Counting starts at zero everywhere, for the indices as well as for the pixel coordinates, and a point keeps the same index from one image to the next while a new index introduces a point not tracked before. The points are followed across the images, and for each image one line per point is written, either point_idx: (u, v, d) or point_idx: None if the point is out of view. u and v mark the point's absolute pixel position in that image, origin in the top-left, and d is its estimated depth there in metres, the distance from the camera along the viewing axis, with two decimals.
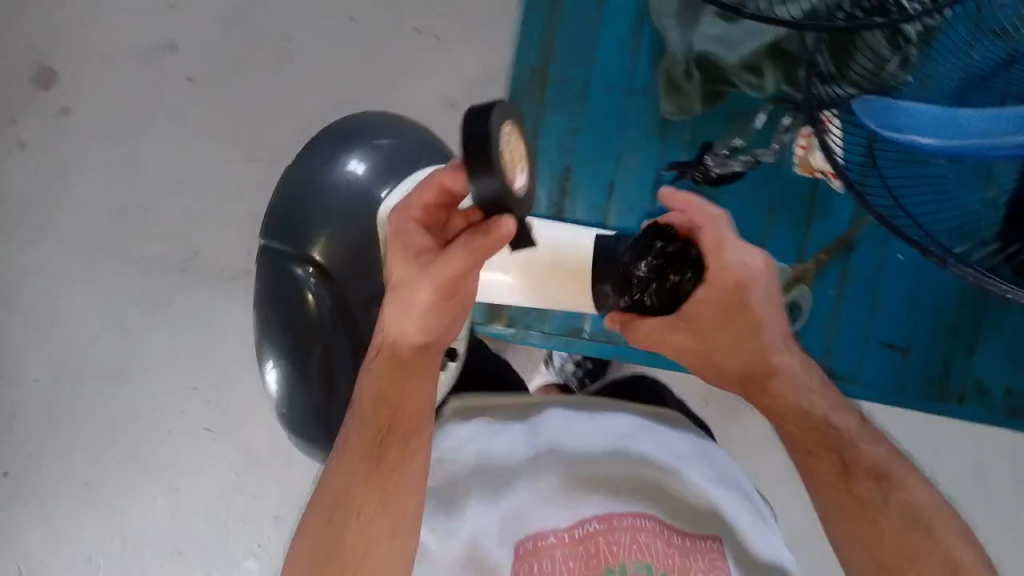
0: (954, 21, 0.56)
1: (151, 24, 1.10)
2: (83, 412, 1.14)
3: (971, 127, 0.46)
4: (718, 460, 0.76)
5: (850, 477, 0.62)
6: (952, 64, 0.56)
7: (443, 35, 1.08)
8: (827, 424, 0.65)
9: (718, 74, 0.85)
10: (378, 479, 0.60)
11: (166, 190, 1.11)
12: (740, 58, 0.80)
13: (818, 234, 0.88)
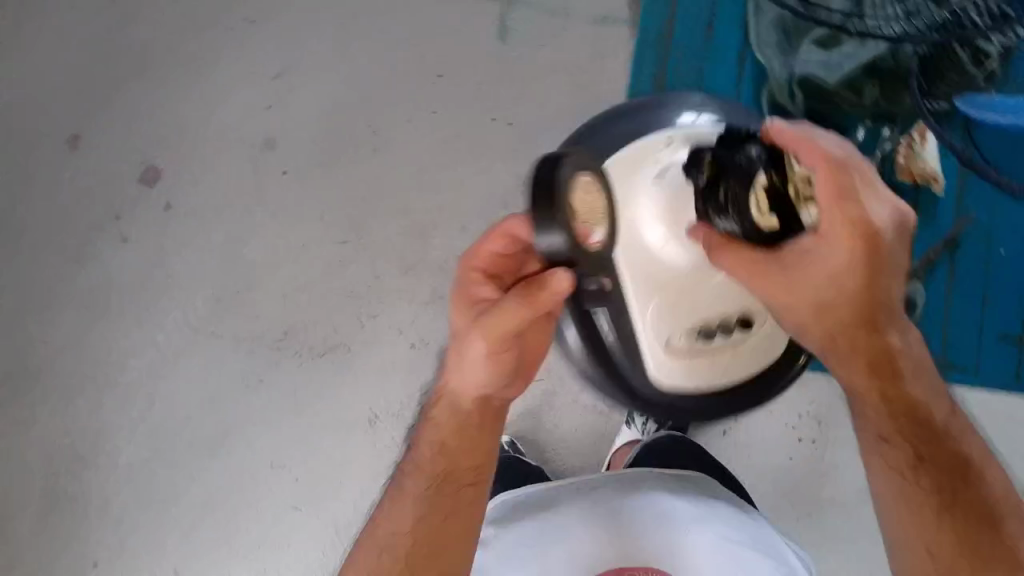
0: None
1: (250, 121, 1.20)
2: (174, 491, 1.16)
3: None
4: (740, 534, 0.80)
5: (932, 451, 0.69)
6: None
7: (519, 121, 1.18)
8: (925, 407, 0.71)
9: (817, 96, 1.05)
10: (446, 496, 0.71)
11: (261, 274, 1.18)
12: (838, 78, 1.02)
13: None
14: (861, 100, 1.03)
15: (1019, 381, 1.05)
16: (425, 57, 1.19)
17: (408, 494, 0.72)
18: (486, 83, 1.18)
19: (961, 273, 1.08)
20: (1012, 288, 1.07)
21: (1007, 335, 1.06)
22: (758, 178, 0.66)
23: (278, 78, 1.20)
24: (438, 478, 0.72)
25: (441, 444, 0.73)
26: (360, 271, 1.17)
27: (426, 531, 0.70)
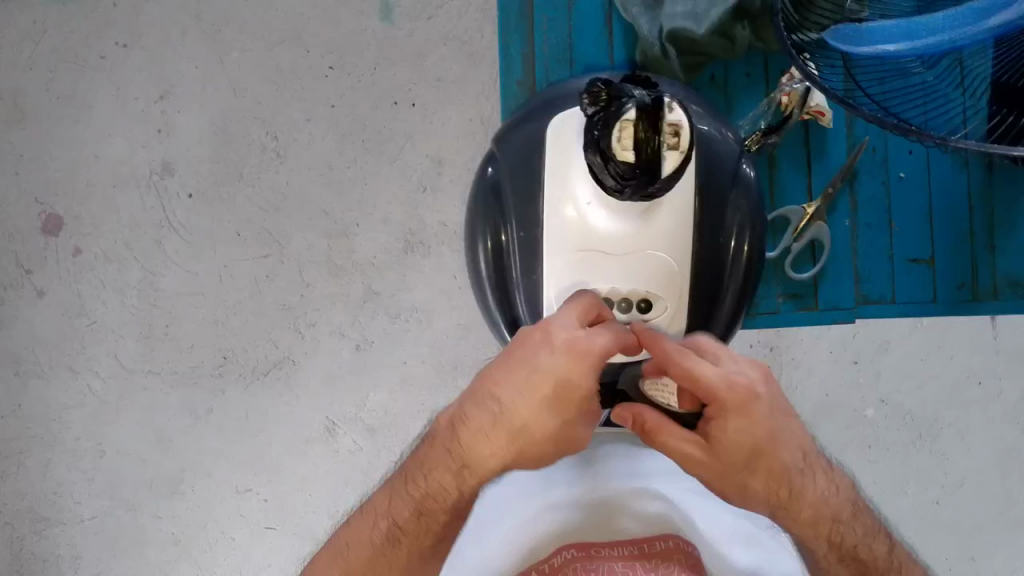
0: None
1: (142, 147, 1.15)
2: (144, 536, 1.14)
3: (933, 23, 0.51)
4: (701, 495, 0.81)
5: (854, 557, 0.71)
6: None
7: (420, 101, 1.14)
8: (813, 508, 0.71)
9: (689, 51, 0.95)
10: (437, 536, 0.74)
11: (187, 303, 1.15)
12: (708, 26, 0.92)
13: (798, 172, 1.02)
14: (734, 45, 0.94)
15: (934, 301, 1.02)
16: (312, 51, 1.15)
17: (411, 537, 0.73)
18: (379, 67, 1.15)
19: (865, 199, 1.03)
20: (914, 206, 1.03)
21: (915, 259, 1.03)
22: (625, 114, 0.60)
23: (163, 99, 1.15)
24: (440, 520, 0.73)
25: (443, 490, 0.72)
26: (288, 282, 1.14)
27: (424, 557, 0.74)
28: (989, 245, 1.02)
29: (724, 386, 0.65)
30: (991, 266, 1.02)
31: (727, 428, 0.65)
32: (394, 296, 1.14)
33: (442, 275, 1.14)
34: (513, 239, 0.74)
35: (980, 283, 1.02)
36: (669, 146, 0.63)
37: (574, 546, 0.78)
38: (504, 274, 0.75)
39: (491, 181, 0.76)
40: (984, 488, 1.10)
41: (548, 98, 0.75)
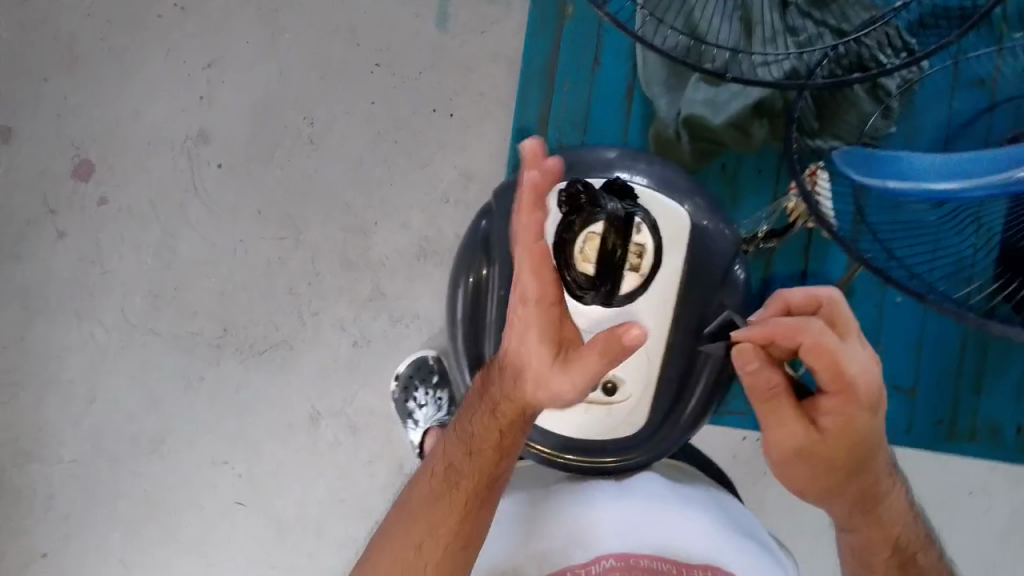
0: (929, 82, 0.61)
1: (183, 112, 1.17)
2: (118, 487, 1.17)
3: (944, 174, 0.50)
4: (726, 505, 0.75)
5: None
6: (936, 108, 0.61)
7: (460, 112, 1.14)
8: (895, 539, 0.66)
9: (703, 138, 0.92)
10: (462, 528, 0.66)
11: (200, 271, 1.16)
12: (723, 119, 0.89)
13: (791, 278, 0.98)
14: (749, 139, 0.91)
15: (906, 431, 1.01)
16: (362, 46, 1.15)
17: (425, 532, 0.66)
18: (425, 73, 1.15)
19: (853, 319, 1.01)
20: (903, 334, 1.01)
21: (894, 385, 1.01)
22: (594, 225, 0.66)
23: (210, 69, 1.16)
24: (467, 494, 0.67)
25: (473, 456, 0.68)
26: (299, 267, 1.16)
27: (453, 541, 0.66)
28: (972, 389, 1.00)
29: (857, 369, 0.57)
30: (970, 409, 1.01)
31: (851, 404, 0.59)
32: (400, 300, 1.15)
33: None
34: (496, 290, 0.75)
35: (955, 422, 1.01)
36: (631, 266, 0.72)
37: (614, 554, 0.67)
38: (480, 319, 0.76)
39: (480, 229, 0.77)
40: None
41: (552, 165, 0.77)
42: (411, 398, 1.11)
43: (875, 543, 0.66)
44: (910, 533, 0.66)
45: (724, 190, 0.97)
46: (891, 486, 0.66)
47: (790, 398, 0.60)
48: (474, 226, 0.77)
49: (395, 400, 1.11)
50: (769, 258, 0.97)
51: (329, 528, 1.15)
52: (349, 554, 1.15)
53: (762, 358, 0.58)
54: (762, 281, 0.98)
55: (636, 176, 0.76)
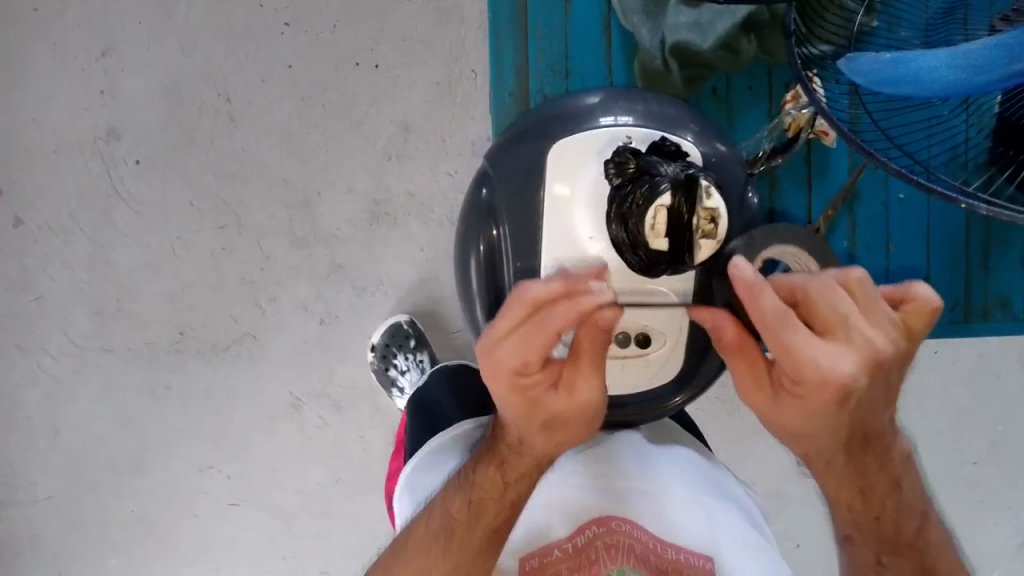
0: None
1: (84, 110, 1.07)
2: (105, 513, 1.11)
3: (959, 69, 0.47)
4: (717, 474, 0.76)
5: (895, 530, 0.61)
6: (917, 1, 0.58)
7: (384, 63, 1.08)
8: (891, 502, 0.60)
9: (694, 65, 0.90)
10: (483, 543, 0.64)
11: (142, 276, 1.09)
12: (713, 41, 0.86)
13: (798, 192, 0.98)
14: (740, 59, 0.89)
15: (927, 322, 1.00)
16: (266, 7, 1.07)
17: (458, 544, 0.63)
18: (340, 25, 1.08)
19: (862, 222, 1.00)
20: (911, 226, 0.99)
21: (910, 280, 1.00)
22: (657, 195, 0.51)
23: (105, 58, 1.07)
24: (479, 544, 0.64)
25: (479, 513, 0.64)
26: (247, 254, 1.10)
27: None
28: (984, 265, 0.99)
29: (821, 369, 0.47)
30: (984, 287, 0.99)
31: (812, 396, 0.49)
32: (360, 269, 1.11)
33: (409, 247, 1.11)
34: (508, 253, 0.73)
35: (971, 304, 1.00)
36: (703, 235, 0.51)
37: (597, 522, 0.70)
38: (498, 286, 0.74)
39: (485, 195, 0.75)
40: (929, 448, 1.15)
41: (541, 120, 0.73)
42: (391, 365, 1.08)
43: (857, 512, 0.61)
44: (883, 482, 0.60)
45: (719, 114, 0.96)
46: (872, 450, 0.58)
47: (749, 359, 0.51)
48: (478, 195, 0.75)
49: (376, 370, 1.09)
50: (773, 175, 0.98)
51: (332, 510, 1.12)
52: (358, 529, 1.13)
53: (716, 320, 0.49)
54: (772, 201, 0.98)
55: (624, 116, 0.70)
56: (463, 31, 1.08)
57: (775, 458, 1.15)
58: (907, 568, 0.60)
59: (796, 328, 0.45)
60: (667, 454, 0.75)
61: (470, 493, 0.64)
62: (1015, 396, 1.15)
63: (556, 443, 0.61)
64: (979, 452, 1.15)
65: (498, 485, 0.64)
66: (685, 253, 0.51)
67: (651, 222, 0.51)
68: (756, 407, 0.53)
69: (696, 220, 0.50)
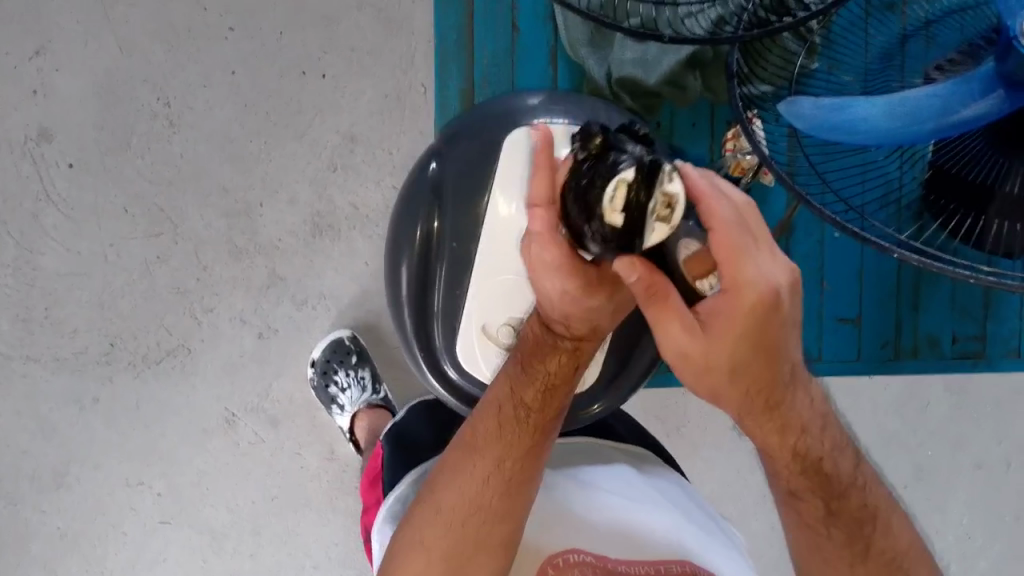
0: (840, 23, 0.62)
1: (14, 108, 1.03)
2: (24, 529, 1.07)
3: (903, 122, 0.50)
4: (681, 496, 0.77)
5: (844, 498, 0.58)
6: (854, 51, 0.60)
7: (332, 73, 1.06)
8: (842, 475, 0.58)
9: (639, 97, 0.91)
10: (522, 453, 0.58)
11: (70, 284, 1.05)
12: (659, 77, 0.87)
13: None
14: (686, 94, 0.90)
15: (858, 360, 1.02)
16: (210, 10, 1.04)
17: (506, 458, 0.58)
18: (286, 33, 1.06)
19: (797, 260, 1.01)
20: (845, 265, 1.01)
21: (842, 319, 1.02)
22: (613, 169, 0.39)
23: (39, 56, 1.02)
24: (529, 443, 0.59)
25: (535, 410, 0.58)
26: (182, 264, 1.06)
27: (504, 502, 0.58)
28: (913, 306, 1.02)
29: (761, 278, 0.45)
30: (913, 327, 1.02)
31: (747, 318, 0.45)
32: (301, 282, 1.08)
33: (352, 260, 1.09)
34: (441, 252, 0.82)
35: (900, 342, 1.03)
36: (657, 219, 0.40)
37: (589, 551, 0.66)
38: (424, 287, 0.83)
39: (430, 178, 0.82)
40: None
41: (474, 122, 0.81)
42: (331, 381, 1.06)
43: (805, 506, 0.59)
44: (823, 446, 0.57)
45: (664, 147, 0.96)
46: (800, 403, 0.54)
47: (678, 302, 0.44)
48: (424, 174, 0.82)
49: (315, 385, 1.07)
50: None
51: (265, 527, 1.10)
52: (291, 547, 1.11)
53: (651, 273, 0.43)
54: None
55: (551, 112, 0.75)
56: (413, 45, 1.07)
57: (711, 480, 1.16)
58: (858, 520, 0.58)
59: (744, 235, 0.44)
60: (633, 484, 0.75)
61: (518, 386, 0.58)
62: (943, 421, 1.18)
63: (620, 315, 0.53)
64: (907, 475, 1.18)
65: (546, 368, 0.57)
66: (634, 238, 0.41)
67: (609, 194, 0.39)
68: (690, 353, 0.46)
69: (641, 199, 0.39)
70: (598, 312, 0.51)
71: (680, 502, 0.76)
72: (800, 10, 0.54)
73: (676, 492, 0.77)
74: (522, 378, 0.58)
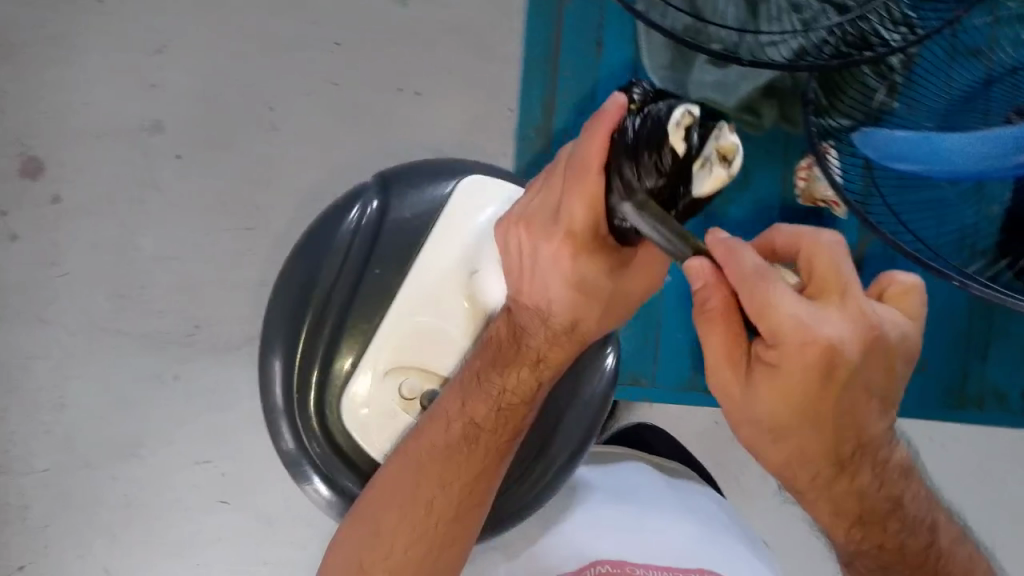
0: (928, 61, 0.69)
1: (134, 100, 1.11)
2: (95, 493, 1.11)
3: (973, 153, 0.54)
4: (699, 510, 0.93)
5: (900, 547, 0.63)
6: (938, 92, 0.67)
7: (426, 91, 1.12)
8: (897, 522, 0.63)
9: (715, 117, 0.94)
10: (497, 423, 0.77)
11: (164, 266, 1.11)
12: (735, 101, 0.90)
13: None
14: (760, 121, 0.93)
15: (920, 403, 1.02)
16: (319, 24, 1.11)
17: (481, 442, 0.77)
18: (385, 50, 1.11)
19: None
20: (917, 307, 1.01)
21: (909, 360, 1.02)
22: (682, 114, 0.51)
23: (160, 54, 1.11)
24: (492, 449, 0.77)
25: (488, 429, 0.77)
26: (269, 258, 1.12)
27: (462, 511, 0.76)
28: (982, 356, 1.02)
29: (816, 328, 0.52)
30: (980, 377, 1.02)
31: (805, 365, 0.52)
32: None
33: None
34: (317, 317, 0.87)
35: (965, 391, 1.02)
36: (711, 166, 0.52)
37: (609, 563, 0.82)
38: (325, 349, 0.88)
39: (371, 222, 0.89)
40: None
41: (400, 175, 0.90)
42: None
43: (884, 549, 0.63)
44: (883, 503, 0.61)
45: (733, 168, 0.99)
46: (866, 463, 0.59)
47: (728, 325, 0.55)
48: (348, 223, 0.87)
49: None
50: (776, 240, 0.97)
51: (317, 520, 1.13)
52: None
53: (710, 279, 0.53)
54: None
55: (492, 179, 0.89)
56: (503, 69, 1.12)
57: (756, 517, 1.18)
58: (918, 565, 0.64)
59: (768, 280, 0.51)
60: (656, 488, 0.95)
61: (487, 380, 0.78)
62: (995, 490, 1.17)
63: (599, 320, 0.73)
64: None
65: (503, 381, 0.77)
66: (684, 179, 0.52)
67: (669, 126, 0.51)
68: (730, 391, 0.57)
69: (690, 134, 0.51)
70: (586, 304, 0.71)
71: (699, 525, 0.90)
72: (880, 47, 0.59)
73: (695, 515, 0.92)
74: (478, 396, 0.78)
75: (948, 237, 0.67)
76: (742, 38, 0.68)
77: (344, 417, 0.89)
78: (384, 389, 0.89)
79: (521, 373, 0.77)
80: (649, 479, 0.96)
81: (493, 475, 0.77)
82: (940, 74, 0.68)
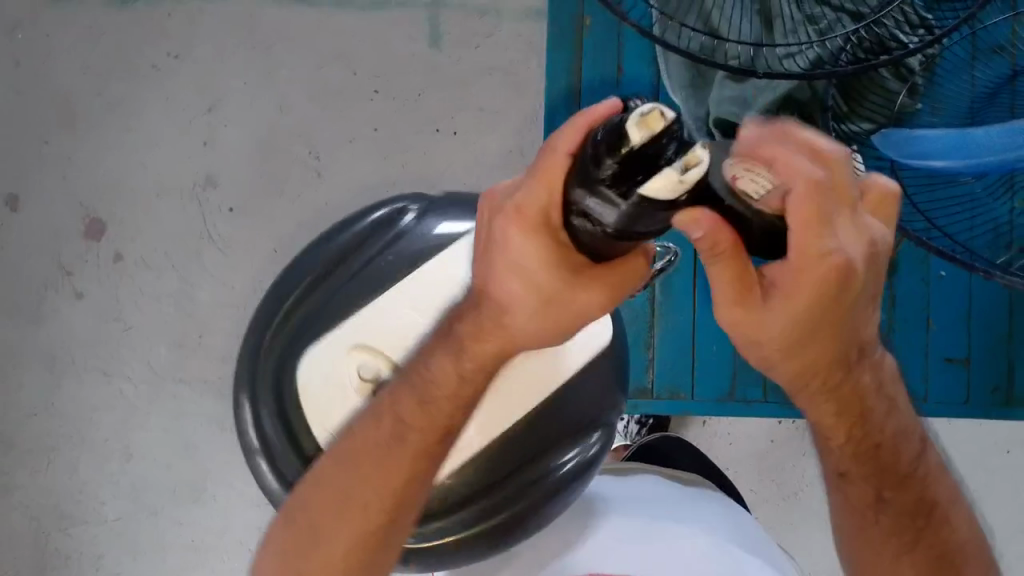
0: (948, 60, 0.71)
1: (187, 158, 1.16)
2: (162, 539, 1.14)
3: (990, 146, 0.56)
4: (719, 518, 0.80)
5: (896, 465, 0.60)
6: (961, 89, 0.70)
7: (462, 130, 1.16)
8: (891, 444, 0.59)
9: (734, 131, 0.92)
10: (424, 427, 0.61)
11: (221, 314, 1.15)
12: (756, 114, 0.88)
13: None
14: None
15: (968, 404, 0.98)
16: (359, 74, 1.16)
17: (407, 446, 0.61)
18: (423, 94, 1.16)
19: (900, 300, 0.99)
20: (952, 307, 0.98)
21: (950, 359, 0.98)
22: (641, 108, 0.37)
23: (210, 113, 1.16)
24: (418, 471, 0.62)
25: (416, 448, 0.61)
26: None
27: (397, 516, 0.61)
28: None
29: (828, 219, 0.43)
30: None
31: (821, 282, 0.44)
32: None
33: None
34: (301, 319, 0.77)
35: (1014, 391, 0.98)
36: (679, 171, 0.37)
37: None
38: (285, 369, 0.76)
39: (388, 235, 0.79)
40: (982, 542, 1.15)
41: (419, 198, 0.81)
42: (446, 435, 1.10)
43: (871, 492, 0.61)
44: (881, 403, 0.57)
45: None
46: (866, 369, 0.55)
47: (739, 257, 0.43)
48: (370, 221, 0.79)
49: None
50: None
51: None
52: None
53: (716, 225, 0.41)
54: None
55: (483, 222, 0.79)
56: (536, 104, 1.17)
57: (812, 539, 1.16)
58: (908, 505, 0.61)
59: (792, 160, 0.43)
60: (669, 494, 0.83)
61: (413, 373, 0.62)
62: None
63: (535, 317, 0.53)
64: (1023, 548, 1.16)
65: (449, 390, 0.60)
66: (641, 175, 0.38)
67: (624, 126, 0.37)
68: (737, 317, 0.47)
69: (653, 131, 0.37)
70: (560, 291, 0.50)
71: (718, 528, 0.78)
72: (898, 49, 0.64)
73: (712, 516, 0.80)
74: (404, 388, 0.62)
75: (977, 229, 0.75)
76: (757, 51, 0.70)
77: (306, 413, 0.75)
78: (339, 368, 0.75)
79: (447, 369, 0.59)
80: (662, 484, 0.86)
81: (421, 486, 0.62)
82: (962, 69, 0.71)
